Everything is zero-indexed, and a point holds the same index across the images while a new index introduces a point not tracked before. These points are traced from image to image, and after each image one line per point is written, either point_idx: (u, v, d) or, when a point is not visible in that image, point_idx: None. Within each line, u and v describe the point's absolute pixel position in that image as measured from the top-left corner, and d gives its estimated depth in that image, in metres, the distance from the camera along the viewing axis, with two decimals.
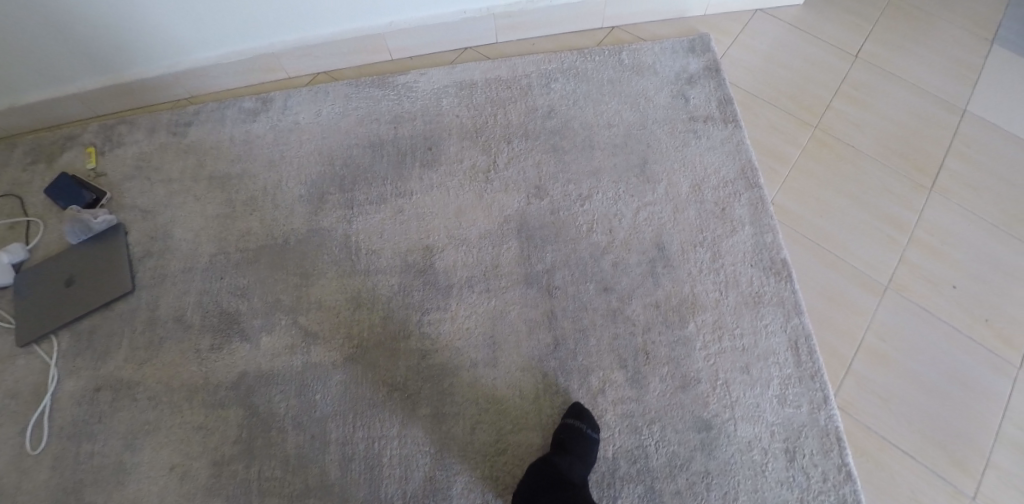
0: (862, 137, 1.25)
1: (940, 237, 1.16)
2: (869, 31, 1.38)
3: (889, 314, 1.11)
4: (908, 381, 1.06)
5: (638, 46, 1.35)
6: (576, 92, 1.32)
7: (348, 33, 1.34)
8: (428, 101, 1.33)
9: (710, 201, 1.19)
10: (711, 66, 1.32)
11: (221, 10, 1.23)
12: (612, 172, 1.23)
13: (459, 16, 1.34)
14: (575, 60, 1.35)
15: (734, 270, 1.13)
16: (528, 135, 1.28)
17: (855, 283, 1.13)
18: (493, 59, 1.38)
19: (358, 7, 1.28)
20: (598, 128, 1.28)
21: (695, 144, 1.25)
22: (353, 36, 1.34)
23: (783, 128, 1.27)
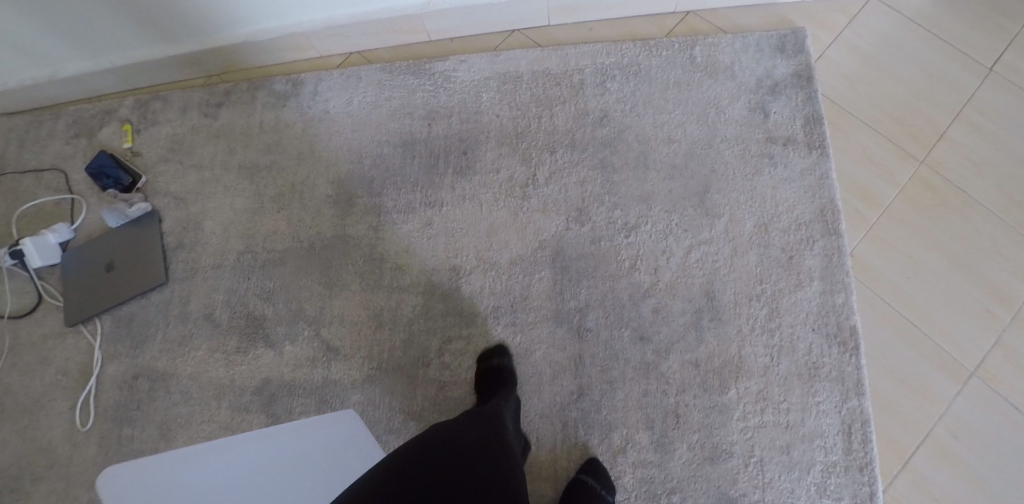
0: (979, 182, 1.06)
1: None
2: (1016, 35, 1.12)
3: (967, 405, 0.99)
4: (973, 485, 0.96)
5: (715, 41, 1.16)
6: (636, 95, 1.15)
7: (382, 14, 1.21)
8: (468, 95, 1.20)
9: (776, 246, 1.05)
10: (802, 72, 1.12)
11: None
12: (665, 200, 1.09)
13: None
14: (637, 54, 1.17)
15: (791, 332, 1.02)
16: (575, 145, 1.14)
17: (933, 361, 1.01)
18: (542, 47, 1.21)
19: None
20: (657, 143, 1.12)
21: (769, 172, 1.08)
22: (386, 18, 1.21)
23: (882, 162, 1.08)
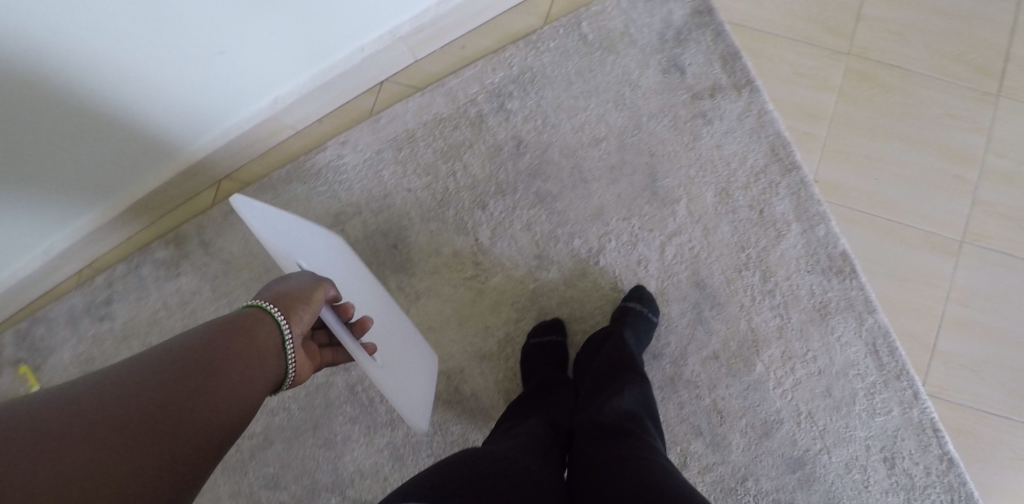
0: (909, 51, 1.04)
1: (1013, 157, 1.01)
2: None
3: (969, 273, 1.00)
4: (998, 341, 0.99)
5: (599, 8, 1.06)
6: (542, 105, 1.04)
7: (233, 129, 1.04)
8: (366, 180, 1.07)
9: (744, 208, 1.00)
10: (700, 8, 1.05)
11: (80, 177, 0.95)
12: (619, 207, 1.01)
13: (358, 56, 1.03)
14: (525, 58, 1.06)
15: (790, 285, 0.98)
16: (503, 189, 1.04)
17: (926, 245, 1.00)
18: (422, 89, 1.08)
19: (227, 100, 0.98)
20: (586, 149, 1.03)
21: (706, 132, 1.02)
22: (240, 131, 1.05)
23: (810, 69, 1.04)
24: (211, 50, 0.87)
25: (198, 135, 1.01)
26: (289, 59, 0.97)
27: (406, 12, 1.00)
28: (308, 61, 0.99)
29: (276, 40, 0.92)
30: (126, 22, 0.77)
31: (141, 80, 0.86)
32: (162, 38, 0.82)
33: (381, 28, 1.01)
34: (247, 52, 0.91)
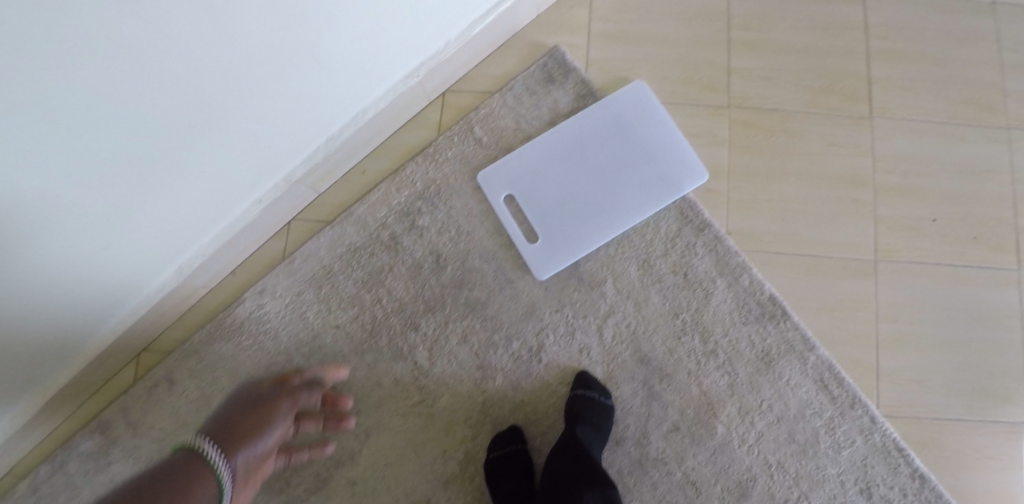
0: (783, 92, 1.08)
1: (901, 171, 1.06)
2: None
3: (891, 290, 1.02)
4: (932, 348, 1.00)
5: (488, 109, 1.09)
6: (453, 215, 1.06)
7: (139, 305, 1.00)
8: (294, 324, 1.05)
9: (668, 275, 1.02)
10: (582, 91, 1.09)
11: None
12: (549, 300, 1.02)
13: (257, 207, 1.01)
14: (427, 172, 1.08)
15: (729, 341, 1.00)
16: (432, 306, 1.03)
17: (844, 271, 1.03)
18: (331, 222, 1.08)
19: (132, 277, 0.94)
20: (505, 250, 1.04)
21: (616, 208, 1.04)
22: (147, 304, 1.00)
23: (697, 127, 1.08)
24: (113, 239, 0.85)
25: (103, 319, 0.96)
26: (179, 231, 0.94)
27: (297, 156, 0.99)
28: (202, 227, 0.97)
29: (161, 220, 0.89)
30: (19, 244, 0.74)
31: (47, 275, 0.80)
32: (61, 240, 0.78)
33: (273, 178, 0.99)
34: (135, 240, 0.88)
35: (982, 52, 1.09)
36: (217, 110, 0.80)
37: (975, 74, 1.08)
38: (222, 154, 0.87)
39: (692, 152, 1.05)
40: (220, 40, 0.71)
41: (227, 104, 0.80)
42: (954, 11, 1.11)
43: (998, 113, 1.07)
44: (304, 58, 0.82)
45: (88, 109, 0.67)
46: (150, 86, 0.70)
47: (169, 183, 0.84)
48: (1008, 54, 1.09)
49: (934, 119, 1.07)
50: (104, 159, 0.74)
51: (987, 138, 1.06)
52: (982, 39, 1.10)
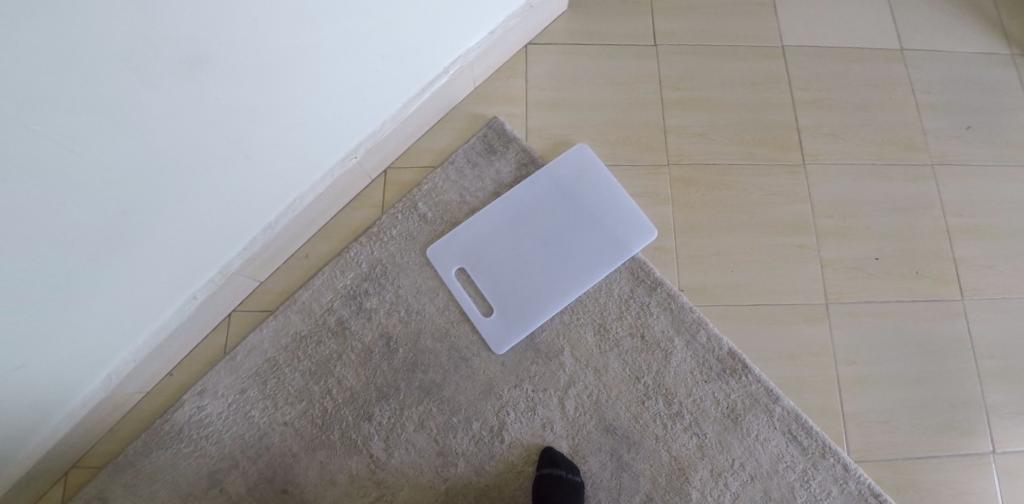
0: (718, 146, 1.11)
1: (839, 213, 1.07)
2: (651, 6, 1.21)
3: (846, 331, 1.01)
4: (893, 386, 0.99)
5: (431, 184, 1.08)
6: (402, 295, 1.02)
7: (68, 417, 0.91)
8: (238, 425, 0.97)
9: (625, 339, 1.00)
10: (524, 159, 1.09)
11: None
12: (507, 375, 0.98)
13: (191, 304, 0.94)
14: (372, 251, 1.04)
15: (693, 400, 0.97)
16: (386, 392, 0.98)
17: (798, 318, 1.02)
18: (274, 311, 1.02)
19: (67, 384, 0.86)
20: (457, 326, 1.01)
21: (568, 273, 1.02)
22: (78, 414, 0.91)
23: (640, 186, 1.09)
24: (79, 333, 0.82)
25: (29, 435, 0.87)
26: (106, 342, 0.87)
27: (233, 248, 0.94)
28: (131, 334, 0.90)
29: (83, 333, 0.82)
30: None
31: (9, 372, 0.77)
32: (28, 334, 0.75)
33: (208, 273, 0.93)
34: (53, 357, 0.81)
35: (898, 96, 1.14)
36: (187, 198, 0.79)
37: (896, 116, 1.13)
38: (148, 259, 0.82)
39: (641, 213, 1.06)
40: (136, 146, 0.69)
41: (196, 192, 0.80)
42: (869, 60, 1.17)
43: (921, 151, 1.11)
44: (232, 155, 0.80)
45: (59, 197, 0.66)
46: (100, 178, 0.68)
47: (89, 295, 0.79)
48: (922, 96, 1.14)
49: (863, 161, 1.10)
50: (72, 251, 0.72)
51: (915, 176, 1.09)
52: (897, 84, 1.15)
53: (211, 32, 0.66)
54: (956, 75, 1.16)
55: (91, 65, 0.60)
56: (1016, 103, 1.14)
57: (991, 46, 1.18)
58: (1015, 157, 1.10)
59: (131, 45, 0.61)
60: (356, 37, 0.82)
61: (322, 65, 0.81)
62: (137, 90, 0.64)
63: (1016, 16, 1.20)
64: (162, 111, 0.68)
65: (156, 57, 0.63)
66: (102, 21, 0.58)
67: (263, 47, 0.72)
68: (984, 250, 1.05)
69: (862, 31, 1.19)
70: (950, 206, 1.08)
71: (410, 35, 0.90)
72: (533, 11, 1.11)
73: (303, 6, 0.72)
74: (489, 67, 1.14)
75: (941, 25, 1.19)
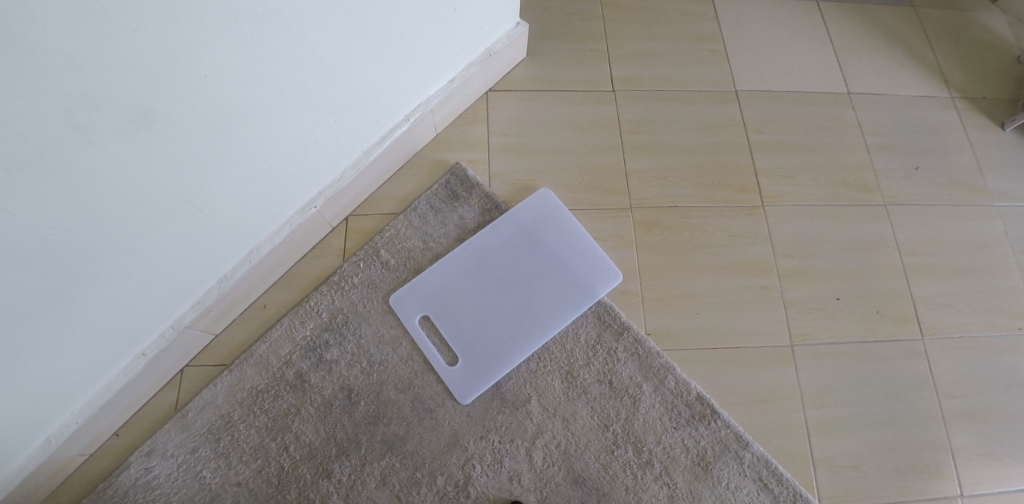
0: (679, 189, 1.12)
1: (799, 254, 1.09)
2: (608, 53, 1.24)
3: (811, 373, 1.01)
4: (860, 429, 0.98)
5: (394, 231, 1.07)
6: (364, 345, 0.99)
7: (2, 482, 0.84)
8: (187, 488, 0.91)
9: (593, 385, 0.99)
10: (487, 204, 1.09)
11: None
12: (472, 426, 0.96)
13: (140, 362, 0.90)
14: (332, 301, 1.02)
15: (663, 448, 0.96)
16: (346, 448, 0.94)
17: (764, 360, 1.02)
18: (229, 365, 0.98)
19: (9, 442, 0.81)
20: (421, 376, 0.98)
21: (534, 319, 1.01)
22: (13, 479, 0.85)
23: (603, 229, 1.09)
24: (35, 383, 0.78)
25: None
26: (45, 406, 0.82)
27: (185, 301, 0.90)
28: (72, 395, 0.84)
29: (18, 398, 0.77)
30: None
31: None
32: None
33: (158, 327, 0.90)
34: None
35: (849, 138, 1.18)
36: (155, 241, 0.78)
37: (848, 158, 1.16)
38: (93, 317, 0.78)
39: (605, 255, 1.06)
40: (77, 203, 0.67)
41: (164, 235, 0.79)
42: (819, 104, 1.21)
43: (875, 192, 1.14)
44: (183, 208, 0.78)
45: (28, 233, 0.65)
46: (71, 214, 0.67)
47: (28, 357, 0.74)
48: (872, 138, 1.18)
49: (821, 202, 1.13)
50: (39, 291, 0.70)
51: (870, 216, 1.12)
52: (847, 126, 1.19)
53: (157, 88, 0.65)
54: (902, 118, 1.20)
55: (27, 126, 0.58)
56: (961, 145, 1.18)
57: (932, 90, 1.23)
58: (963, 197, 1.14)
59: (70, 104, 0.60)
60: (310, 88, 0.82)
61: (276, 116, 0.81)
62: (76, 148, 0.63)
63: (954, 62, 1.26)
64: (105, 167, 0.66)
65: (98, 114, 0.62)
66: (36, 81, 0.57)
67: (212, 101, 0.72)
68: (940, 288, 1.07)
69: (810, 76, 1.23)
70: (906, 245, 1.10)
71: (366, 85, 0.91)
72: (491, 59, 1.13)
73: (253, 60, 0.73)
74: (451, 113, 1.14)
75: (885, 71, 1.25)
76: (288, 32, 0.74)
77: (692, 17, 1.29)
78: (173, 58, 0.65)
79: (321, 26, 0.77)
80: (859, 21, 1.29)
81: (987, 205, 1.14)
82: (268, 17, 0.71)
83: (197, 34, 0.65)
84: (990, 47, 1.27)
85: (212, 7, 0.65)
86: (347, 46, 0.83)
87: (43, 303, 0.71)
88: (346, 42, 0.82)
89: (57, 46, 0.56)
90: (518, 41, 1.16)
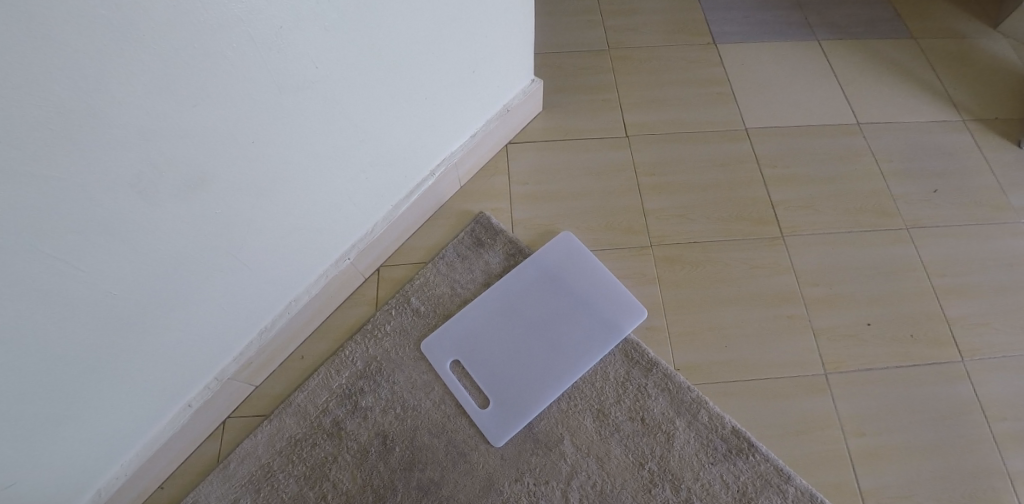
0: (698, 225, 1.15)
1: (824, 282, 1.09)
2: (619, 102, 1.30)
3: (849, 401, 0.99)
4: (907, 456, 0.95)
5: (422, 279, 1.11)
6: (397, 391, 1.02)
7: None
8: None
9: (625, 423, 0.98)
10: (511, 249, 1.13)
11: None
12: (506, 469, 0.96)
13: (186, 413, 0.94)
14: (366, 349, 1.05)
15: (700, 484, 0.94)
16: (383, 495, 0.94)
17: (798, 389, 1.00)
18: (269, 415, 1.01)
19: (62, 493, 0.84)
20: (454, 420, 0.99)
21: (562, 358, 1.03)
22: None
23: (626, 267, 1.11)
24: (91, 433, 0.82)
25: None
26: (97, 456, 0.85)
27: (228, 352, 0.95)
28: (123, 446, 0.88)
29: (74, 448, 0.81)
30: (15, 425, 0.71)
31: (25, 465, 0.76)
32: (53, 428, 0.76)
33: (203, 379, 0.94)
34: (43, 474, 0.79)
35: (864, 166, 1.20)
36: (202, 295, 0.83)
37: (865, 185, 1.18)
38: (147, 370, 0.83)
39: (628, 293, 1.08)
40: (137, 260, 0.73)
41: (210, 290, 0.84)
42: (831, 135, 1.24)
43: (895, 216, 1.14)
44: (230, 262, 0.84)
45: (94, 289, 0.71)
46: (132, 269, 0.73)
47: (87, 408, 0.79)
48: (887, 165, 1.20)
49: (841, 229, 1.13)
50: (100, 345, 0.75)
51: (894, 240, 1.12)
52: (861, 155, 1.21)
53: (211, 154, 0.72)
54: (916, 144, 1.22)
55: (101, 193, 0.65)
56: (979, 166, 1.19)
57: (943, 115, 1.25)
58: (987, 215, 1.13)
59: (138, 172, 0.67)
60: (345, 148, 0.89)
61: (313, 176, 0.87)
62: (140, 211, 0.69)
63: (962, 87, 1.28)
64: (163, 226, 0.73)
65: (158, 179, 0.69)
66: (109, 151, 0.64)
67: (258, 164, 0.78)
68: (975, 308, 1.06)
69: (819, 110, 1.27)
70: (934, 267, 1.09)
71: (395, 144, 0.98)
72: (509, 113, 1.20)
73: (294, 126, 0.80)
74: (473, 166, 1.21)
75: (894, 100, 1.27)
76: (325, 100, 0.81)
77: (698, 64, 1.35)
78: (225, 128, 0.72)
79: (353, 93, 0.85)
80: (861, 56, 1.34)
81: (1013, 222, 1.13)
82: (308, 88, 0.78)
83: (246, 106, 0.73)
84: (997, 70, 1.30)
85: (259, 82, 0.72)
86: (377, 109, 0.90)
87: (103, 357, 0.76)
88: (376, 106, 0.89)
89: (129, 122, 0.64)
90: (533, 96, 1.23)
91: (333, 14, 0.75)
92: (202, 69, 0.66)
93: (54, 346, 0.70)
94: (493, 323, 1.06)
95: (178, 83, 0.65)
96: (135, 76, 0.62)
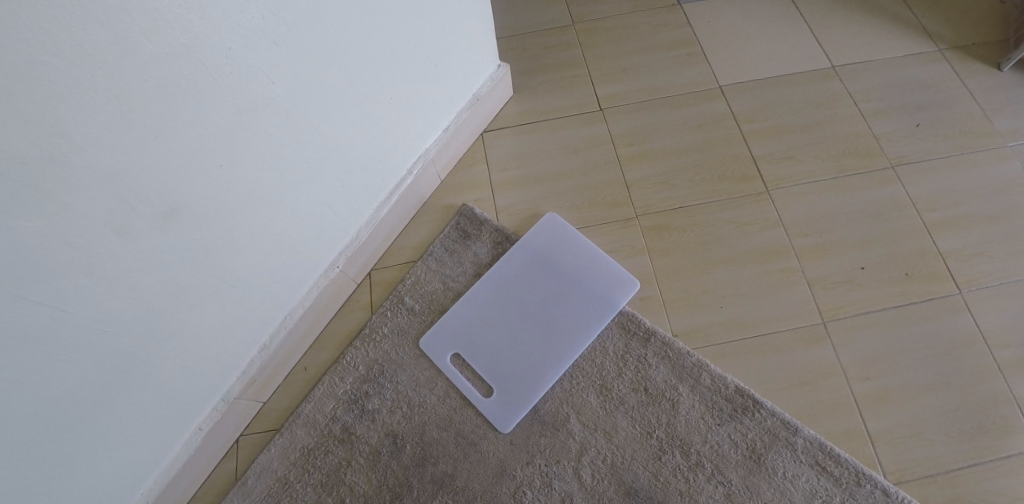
0: (682, 190, 1.14)
1: (814, 231, 1.08)
2: (590, 76, 1.29)
3: (849, 347, 0.99)
4: (913, 395, 0.95)
5: (414, 277, 1.12)
6: (401, 390, 1.03)
7: None
8: None
9: (629, 395, 0.99)
10: (498, 236, 1.13)
11: None
12: (517, 454, 0.97)
13: (198, 436, 0.96)
14: (367, 353, 1.06)
15: (710, 447, 0.94)
16: (399, 493, 0.96)
17: (797, 341, 1.00)
18: (280, 429, 1.03)
19: None
20: (460, 412, 1.01)
21: (559, 339, 1.03)
22: None
23: (614, 241, 1.11)
24: (105, 466, 0.84)
25: None
26: (117, 488, 0.88)
27: (230, 374, 0.97)
28: (141, 474, 0.91)
29: (93, 482, 0.83)
30: (29, 468, 0.74)
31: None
32: (68, 466, 0.78)
33: (210, 402, 0.96)
34: None
35: (843, 110, 1.18)
36: (194, 320, 0.84)
37: (846, 128, 1.16)
38: (152, 399, 0.85)
39: (619, 267, 1.08)
40: (124, 295, 0.74)
41: (201, 314, 0.85)
42: (806, 82, 1.22)
43: (880, 156, 1.13)
44: (218, 285, 0.85)
45: (85, 328, 0.72)
46: (121, 304, 0.74)
47: (100, 443, 0.81)
48: (866, 105, 1.18)
49: (826, 176, 1.12)
50: (101, 382, 0.77)
51: (880, 181, 1.11)
52: (839, 98, 1.19)
53: (180, 182, 0.73)
54: (894, 80, 1.20)
55: (77, 235, 0.66)
56: (960, 93, 1.17)
57: (919, 47, 1.23)
58: (974, 144, 1.12)
59: (110, 210, 0.68)
60: (316, 159, 0.90)
61: (288, 191, 0.88)
62: (119, 247, 0.71)
63: (937, 16, 1.25)
64: (145, 260, 0.74)
65: (132, 214, 0.70)
66: (79, 194, 0.65)
67: (231, 186, 0.79)
68: (969, 240, 1.04)
69: (792, 58, 1.25)
70: (923, 202, 1.08)
71: (367, 148, 0.98)
72: (480, 102, 1.20)
73: (260, 144, 0.80)
74: (451, 160, 1.21)
75: (868, 38, 1.25)
76: (288, 115, 0.82)
77: (665, 27, 1.33)
78: (189, 154, 0.72)
79: (315, 104, 0.85)
80: None
81: (1001, 147, 1.11)
82: (268, 104, 0.78)
83: (207, 132, 0.73)
84: None
85: (216, 104, 0.72)
86: (342, 116, 0.90)
87: (105, 393, 0.78)
88: (340, 113, 0.89)
89: (92, 162, 0.64)
90: (502, 81, 1.23)
91: (282, 27, 0.75)
92: (156, 100, 0.66)
93: (54, 389, 0.72)
94: (488, 313, 1.07)
95: (135, 116, 0.65)
96: (90, 117, 0.62)
